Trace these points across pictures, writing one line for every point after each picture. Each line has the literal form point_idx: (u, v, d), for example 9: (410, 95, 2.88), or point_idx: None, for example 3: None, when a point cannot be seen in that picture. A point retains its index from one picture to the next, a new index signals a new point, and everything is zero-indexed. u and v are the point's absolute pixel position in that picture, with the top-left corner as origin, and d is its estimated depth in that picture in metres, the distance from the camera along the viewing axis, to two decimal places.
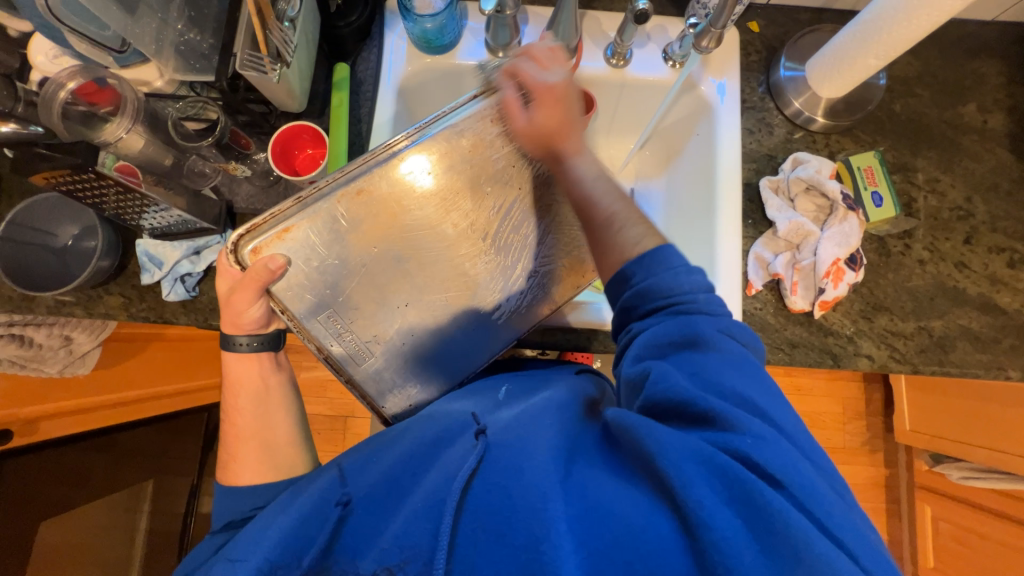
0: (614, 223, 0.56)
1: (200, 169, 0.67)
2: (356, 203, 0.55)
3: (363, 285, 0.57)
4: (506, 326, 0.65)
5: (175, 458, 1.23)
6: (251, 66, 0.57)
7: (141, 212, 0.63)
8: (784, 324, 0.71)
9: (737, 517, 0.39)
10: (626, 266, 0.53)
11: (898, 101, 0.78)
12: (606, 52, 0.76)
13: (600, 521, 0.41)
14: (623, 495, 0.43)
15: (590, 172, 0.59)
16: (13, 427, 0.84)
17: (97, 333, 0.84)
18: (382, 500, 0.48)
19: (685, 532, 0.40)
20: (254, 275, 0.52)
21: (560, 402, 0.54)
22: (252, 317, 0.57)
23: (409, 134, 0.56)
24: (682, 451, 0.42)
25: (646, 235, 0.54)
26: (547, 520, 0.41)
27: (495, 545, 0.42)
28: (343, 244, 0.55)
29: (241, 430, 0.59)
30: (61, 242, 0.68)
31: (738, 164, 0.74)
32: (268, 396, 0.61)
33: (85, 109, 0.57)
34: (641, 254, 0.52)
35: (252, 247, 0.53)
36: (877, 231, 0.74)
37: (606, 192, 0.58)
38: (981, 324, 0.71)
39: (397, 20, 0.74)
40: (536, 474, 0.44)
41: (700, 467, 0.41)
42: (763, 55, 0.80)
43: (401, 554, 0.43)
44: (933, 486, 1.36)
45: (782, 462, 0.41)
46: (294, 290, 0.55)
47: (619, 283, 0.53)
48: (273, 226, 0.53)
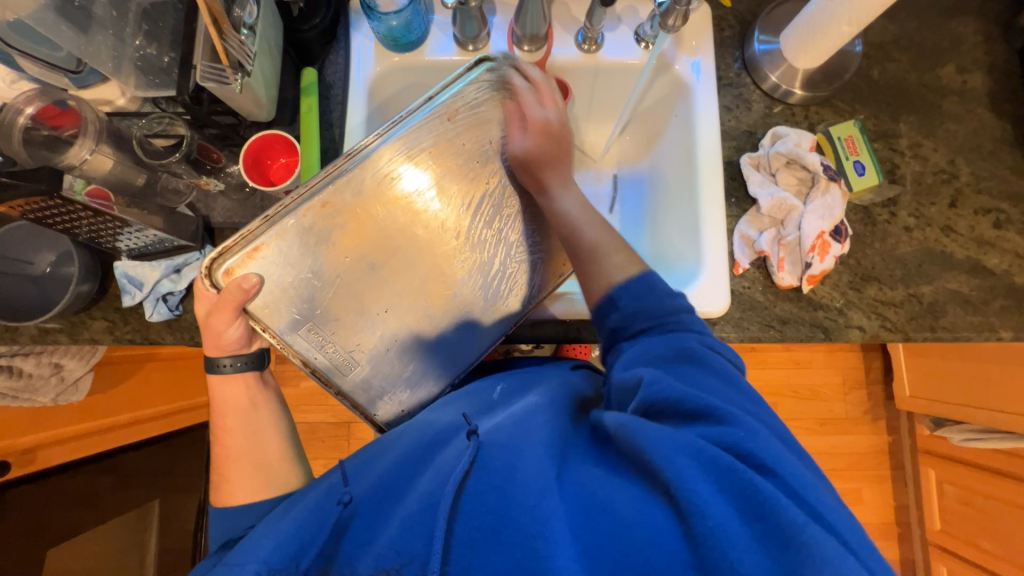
0: (597, 250, 0.59)
1: (174, 186, 0.65)
2: (323, 216, 0.54)
3: (341, 295, 0.57)
4: (490, 327, 0.63)
5: (181, 476, 1.23)
6: (212, 78, 0.56)
7: (117, 234, 0.62)
8: (773, 301, 0.70)
9: (731, 507, 0.39)
10: (610, 293, 0.57)
11: (876, 67, 0.77)
12: (577, 38, 0.75)
13: (596, 518, 0.41)
14: (618, 491, 0.43)
15: (578, 204, 0.62)
16: (11, 458, 0.85)
17: (87, 358, 0.84)
18: (379, 504, 0.47)
19: (679, 521, 0.39)
20: (227, 296, 0.52)
21: (552, 399, 0.55)
22: (232, 337, 0.57)
23: (378, 134, 0.56)
24: (673, 444, 0.42)
25: (628, 263, 0.58)
26: (542, 516, 0.41)
27: (490, 547, 0.41)
28: (316, 257, 0.55)
29: (231, 450, 0.59)
30: (39, 270, 0.67)
31: (717, 144, 0.73)
32: (257, 413, 0.61)
33: (48, 133, 0.56)
34: (630, 278, 0.57)
35: (224, 268, 0.52)
36: (860, 201, 0.73)
37: (587, 222, 0.61)
38: (970, 287, 0.71)
39: (363, 19, 0.72)
40: (531, 469, 0.44)
41: (693, 458, 0.41)
42: (737, 30, 0.79)
43: (397, 558, 0.42)
44: (936, 450, 1.36)
45: (771, 456, 0.42)
46: (270, 305, 0.55)
47: (606, 308, 0.57)
48: (243, 247, 0.52)
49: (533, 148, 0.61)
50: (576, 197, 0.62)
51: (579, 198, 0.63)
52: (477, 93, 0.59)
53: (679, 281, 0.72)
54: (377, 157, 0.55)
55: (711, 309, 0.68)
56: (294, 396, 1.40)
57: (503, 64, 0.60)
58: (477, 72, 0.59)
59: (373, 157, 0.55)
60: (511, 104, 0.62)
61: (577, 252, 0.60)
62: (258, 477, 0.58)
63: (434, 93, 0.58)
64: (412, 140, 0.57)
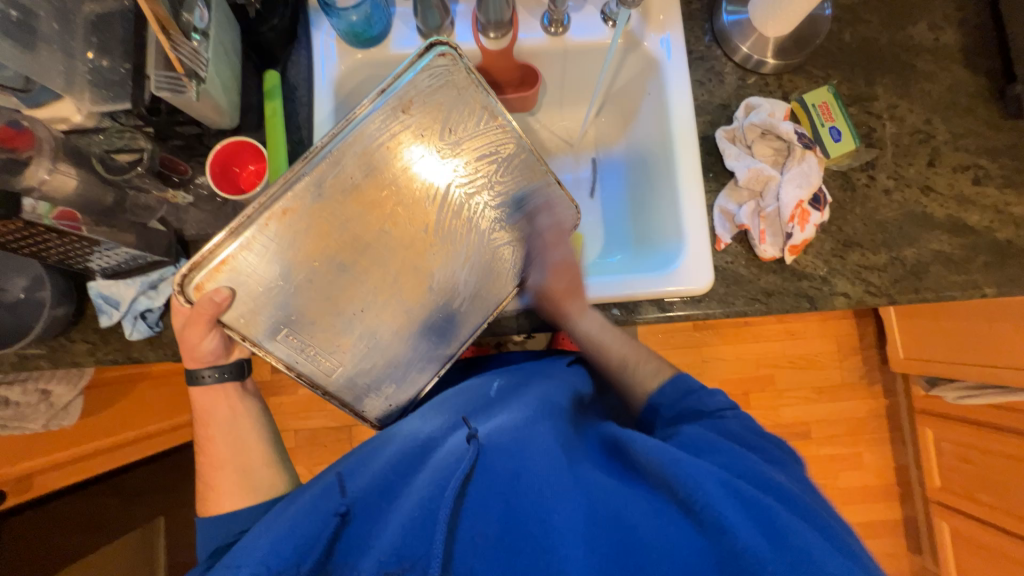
0: (626, 365, 0.65)
1: (144, 203, 0.63)
2: (285, 224, 0.55)
3: (314, 299, 0.57)
4: (473, 312, 0.63)
5: (184, 491, 1.22)
6: (167, 87, 0.55)
7: (87, 254, 0.60)
8: (757, 274, 0.70)
9: (752, 524, 0.41)
10: (651, 398, 0.63)
11: (847, 30, 0.76)
12: (543, 21, 0.73)
13: (611, 530, 0.43)
14: (630, 501, 0.45)
15: (598, 325, 0.66)
16: (7, 488, 0.87)
17: (76, 382, 0.83)
18: (377, 503, 0.47)
19: (702, 534, 0.41)
20: (200, 310, 0.53)
21: (551, 403, 0.56)
22: (208, 348, 0.58)
23: (372, 99, 0.56)
24: (700, 470, 0.44)
25: (659, 368, 0.65)
26: (553, 528, 0.42)
27: (495, 553, 0.42)
28: (284, 263, 0.55)
29: (214, 458, 0.59)
30: (12, 296, 0.65)
31: (691, 119, 0.72)
32: (237, 422, 0.61)
33: (6, 155, 0.52)
34: (663, 383, 0.62)
35: (195, 283, 0.53)
36: (838, 166, 0.73)
37: (611, 341, 0.66)
38: (953, 247, 0.71)
39: (323, 17, 0.71)
40: (538, 480, 0.45)
41: (721, 486, 0.44)
42: (704, 2, 0.78)
43: (400, 562, 0.41)
44: (931, 410, 1.37)
45: (789, 499, 0.46)
46: (245, 315, 0.55)
47: (651, 416, 0.63)
48: (211, 261, 0.53)
49: (550, 285, 0.65)
50: (596, 318, 0.66)
51: (599, 318, 0.67)
52: (429, 79, 0.57)
53: (662, 261, 0.72)
54: (346, 145, 0.56)
55: (697, 285, 0.68)
56: (293, 404, 1.40)
57: (459, 54, 0.56)
58: (427, 58, 0.56)
59: (329, 154, 0.55)
60: (468, 89, 0.59)
61: (608, 365, 0.66)
62: (250, 486, 0.58)
63: (403, 71, 0.56)
64: (365, 134, 0.56)
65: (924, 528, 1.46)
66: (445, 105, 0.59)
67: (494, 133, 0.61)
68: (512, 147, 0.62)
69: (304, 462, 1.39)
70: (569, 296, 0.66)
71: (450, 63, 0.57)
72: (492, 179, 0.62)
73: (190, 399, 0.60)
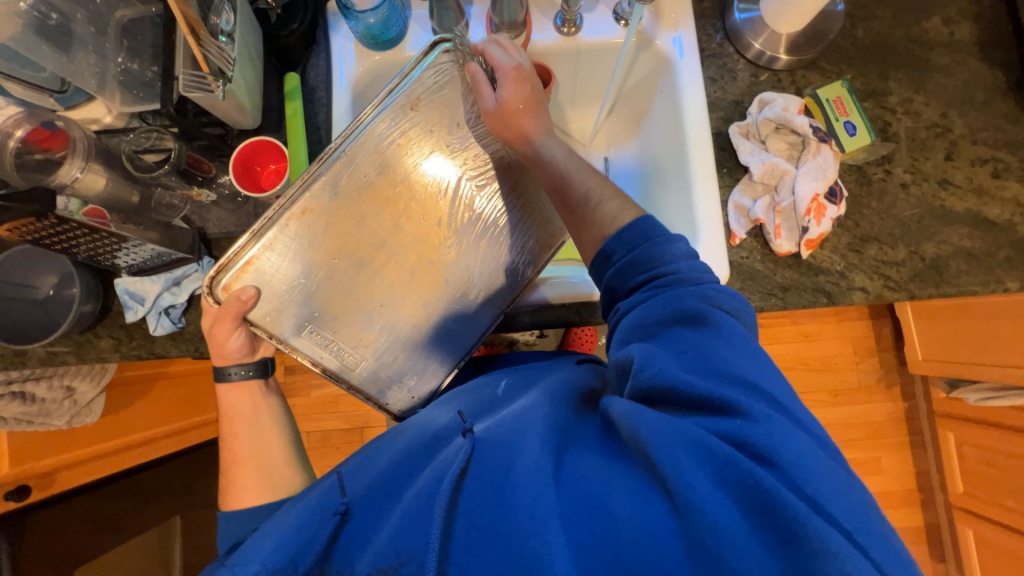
0: (589, 201, 0.57)
1: (168, 201, 0.66)
2: (304, 223, 0.56)
3: (336, 297, 0.58)
4: (486, 305, 0.63)
5: (200, 492, 1.23)
6: (195, 87, 0.56)
7: (115, 251, 0.62)
8: (773, 269, 0.70)
9: (727, 500, 0.37)
10: (605, 243, 0.54)
11: (860, 26, 0.76)
12: (556, 21, 0.74)
13: (591, 515, 0.40)
14: (614, 482, 0.41)
15: (564, 153, 0.60)
16: (30, 483, 0.85)
17: (98, 379, 0.85)
18: (381, 501, 0.46)
19: (674, 514, 0.38)
20: (227, 309, 0.54)
21: (553, 393, 0.52)
22: (234, 347, 0.59)
23: (371, 108, 0.57)
24: (674, 440, 0.39)
25: (623, 209, 0.55)
26: (537, 515, 0.40)
27: (483, 546, 0.40)
28: (305, 261, 0.56)
29: (238, 454, 0.59)
30: (42, 293, 0.67)
31: (705, 115, 0.73)
32: (259, 420, 0.61)
33: (40, 156, 0.58)
34: (623, 226, 0.53)
35: (223, 284, 0.54)
36: (854, 160, 0.72)
37: (575, 171, 0.59)
38: (972, 241, 0.70)
39: (341, 21, 0.73)
40: (528, 469, 0.43)
41: (691, 450, 0.39)
42: (716, 0, 0.78)
43: (395, 557, 0.42)
44: (952, 412, 1.34)
45: (793, 461, 0.38)
46: (271, 313, 0.56)
47: (601, 263, 0.54)
48: (237, 263, 0.55)
49: (507, 98, 0.58)
50: (562, 146, 0.60)
51: (565, 147, 0.61)
52: (436, 78, 0.59)
53: None
54: (366, 134, 0.57)
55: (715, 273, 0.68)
56: (306, 406, 1.41)
57: (463, 49, 0.60)
58: (432, 57, 0.58)
59: (344, 153, 0.57)
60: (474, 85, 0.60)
61: (569, 200, 0.58)
62: (271, 482, 0.58)
63: (411, 69, 0.58)
64: (378, 133, 0.58)
65: (948, 535, 1.42)
66: (455, 102, 0.61)
67: None
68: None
69: (316, 465, 1.40)
70: (527, 115, 0.60)
71: (460, 57, 0.60)
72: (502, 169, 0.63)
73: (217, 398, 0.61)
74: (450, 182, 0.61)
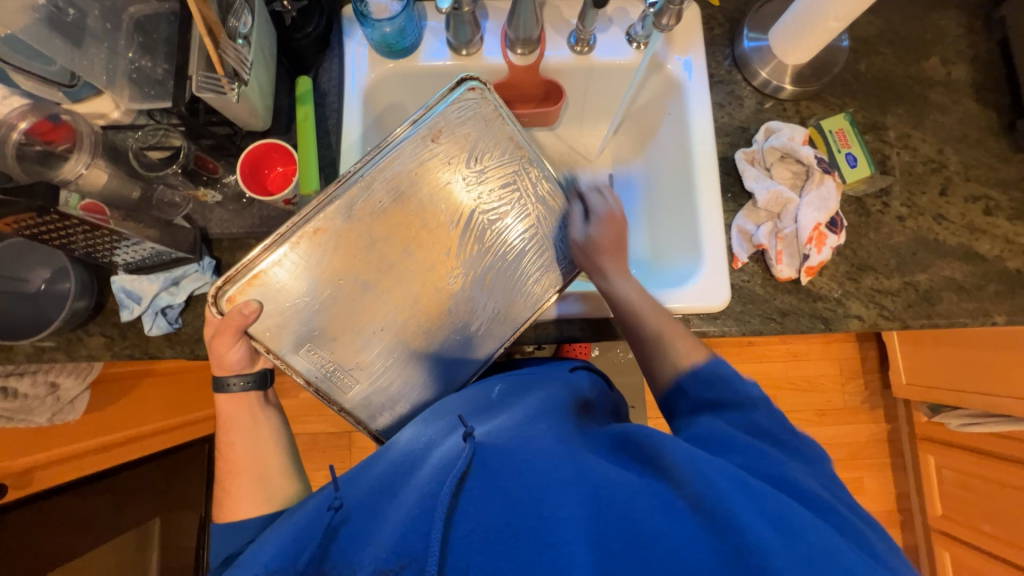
0: (659, 343, 0.58)
1: (169, 199, 0.64)
2: (315, 243, 0.57)
3: (338, 317, 0.58)
4: (487, 337, 0.62)
5: (181, 494, 1.20)
6: (209, 88, 0.56)
7: (113, 247, 0.61)
8: (773, 293, 0.71)
9: (766, 522, 0.38)
10: (680, 378, 0.55)
11: (862, 61, 0.78)
12: (570, 40, 0.75)
13: (615, 524, 0.39)
14: (639, 496, 0.41)
15: (637, 291, 0.61)
16: (8, 480, 0.84)
17: (84, 376, 0.82)
18: (375, 501, 0.44)
19: (712, 532, 0.38)
20: (229, 321, 0.54)
21: (553, 403, 0.54)
22: (234, 359, 0.58)
23: (407, 125, 0.59)
24: (708, 463, 0.41)
25: (692, 351, 0.56)
26: (563, 525, 0.38)
27: (495, 548, 0.38)
28: (313, 279, 0.57)
29: (235, 463, 0.58)
30: (33, 287, 0.65)
31: (711, 141, 0.74)
32: (258, 431, 0.60)
33: (42, 148, 0.56)
34: (699, 365, 0.54)
35: (228, 296, 0.55)
36: (854, 191, 0.74)
37: (652, 313, 0.59)
38: (964, 274, 0.72)
39: (356, 27, 0.73)
40: (553, 480, 0.42)
41: (730, 478, 0.41)
42: (725, 28, 0.80)
43: (397, 559, 0.39)
44: (933, 436, 1.38)
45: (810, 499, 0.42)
46: (272, 328, 0.56)
47: (675, 397, 0.55)
48: (244, 275, 0.55)
49: (598, 235, 0.62)
50: (635, 284, 0.61)
51: (639, 285, 0.61)
52: (459, 111, 0.60)
53: (679, 277, 0.73)
54: (399, 145, 0.59)
55: (716, 301, 0.69)
56: (295, 408, 1.39)
57: (488, 88, 0.60)
58: (458, 92, 0.60)
59: (363, 177, 0.57)
60: (494, 121, 0.62)
61: (638, 337, 0.59)
62: (267, 492, 0.57)
63: (435, 102, 0.59)
64: (397, 159, 0.59)
65: (925, 557, 1.45)
66: (473, 135, 0.61)
67: (516, 162, 0.63)
68: (538, 184, 0.64)
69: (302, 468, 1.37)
70: (613, 253, 0.62)
71: (482, 94, 0.60)
72: (517, 206, 0.64)
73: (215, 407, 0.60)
74: (456, 223, 0.62)
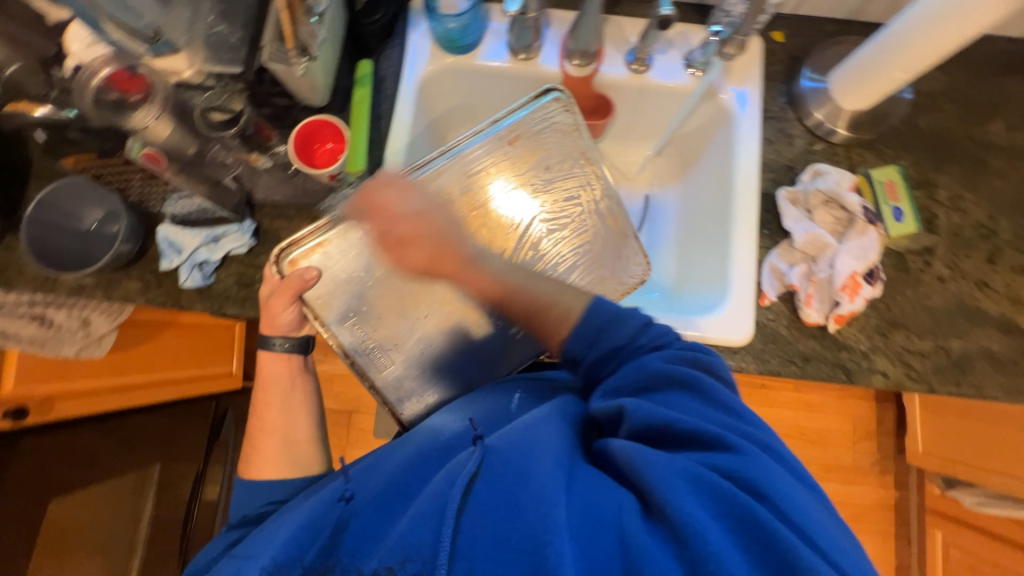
0: (535, 309, 0.55)
1: (222, 159, 0.66)
2: None
3: (387, 296, 0.63)
4: (525, 343, 0.64)
5: (182, 445, 1.23)
6: (278, 60, 0.59)
7: (164, 196, 0.70)
8: (796, 336, 0.70)
9: (732, 541, 0.37)
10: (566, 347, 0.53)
11: (922, 116, 0.77)
12: (627, 58, 0.76)
13: (603, 532, 0.39)
14: (621, 501, 0.41)
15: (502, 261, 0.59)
16: (27, 405, 0.85)
17: (115, 316, 0.85)
18: (389, 506, 0.44)
19: (676, 543, 0.37)
20: (289, 283, 0.57)
21: (565, 410, 0.52)
22: (285, 320, 0.60)
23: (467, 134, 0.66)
24: (677, 472, 0.40)
25: (569, 299, 0.54)
26: (552, 524, 0.38)
27: (494, 548, 0.38)
28: (368, 256, 0.63)
29: (265, 424, 0.60)
30: (86, 226, 0.69)
31: (756, 174, 0.73)
32: (293, 394, 0.62)
33: (116, 96, 0.60)
34: (573, 326, 0.52)
35: (290, 259, 0.60)
36: (896, 246, 0.73)
37: (526, 279, 0.57)
38: (1001, 346, 0.70)
39: (422, 20, 0.75)
40: (543, 479, 0.41)
41: (694, 485, 0.39)
42: (786, 65, 0.79)
43: (402, 553, 0.39)
44: (945, 512, 1.32)
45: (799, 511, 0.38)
46: (323, 296, 0.61)
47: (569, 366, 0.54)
48: (309, 241, 0.61)
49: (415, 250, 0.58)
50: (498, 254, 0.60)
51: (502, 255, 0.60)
52: (540, 119, 0.67)
53: (706, 304, 0.73)
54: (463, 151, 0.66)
55: (738, 333, 0.67)
56: None
57: (571, 103, 0.67)
58: (543, 100, 0.67)
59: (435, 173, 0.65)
60: (571, 134, 0.68)
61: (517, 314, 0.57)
62: (270, 453, 0.58)
63: (517, 108, 0.66)
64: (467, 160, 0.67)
65: None
66: (547, 144, 0.68)
67: (583, 178, 0.69)
68: (599, 201, 0.69)
69: None
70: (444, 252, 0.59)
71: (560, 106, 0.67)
72: (575, 221, 0.68)
73: (257, 363, 0.62)
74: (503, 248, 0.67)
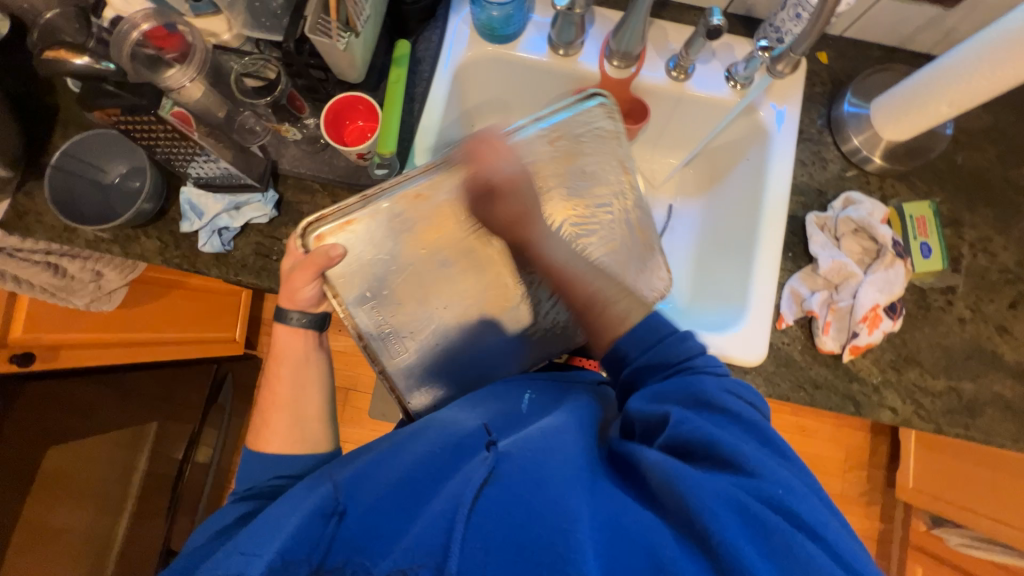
0: (597, 300, 0.58)
1: (251, 126, 0.65)
2: (409, 208, 0.62)
3: (409, 282, 0.64)
4: (537, 345, 0.66)
5: (180, 405, 1.23)
6: (320, 31, 0.58)
7: (189, 159, 0.64)
8: (810, 362, 0.69)
9: (771, 567, 0.37)
10: (619, 342, 0.55)
11: (961, 153, 0.76)
12: (668, 64, 0.75)
13: (631, 550, 0.38)
14: (647, 521, 0.41)
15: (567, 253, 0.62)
16: (35, 351, 0.85)
17: (127, 272, 0.82)
18: (400, 505, 0.43)
19: (713, 568, 0.37)
20: (313, 258, 0.56)
21: (580, 418, 0.52)
22: (306, 295, 0.58)
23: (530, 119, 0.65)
24: (712, 496, 0.40)
25: (633, 307, 0.57)
26: (577, 539, 0.38)
27: (513, 555, 0.38)
28: (395, 243, 0.63)
29: (277, 396, 0.59)
30: (110, 178, 0.70)
31: (786, 197, 0.73)
32: (307, 367, 0.61)
33: (152, 53, 0.58)
34: (635, 325, 0.54)
35: (317, 233, 0.58)
36: (920, 282, 0.72)
37: (581, 273, 0.60)
38: (1014, 394, 0.69)
39: (464, 5, 0.74)
40: (565, 492, 0.41)
41: (732, 511, 0.39)
42: (828, 87, 0.78)
43: (419, 557, 0.38)
44: (928, 549, 1.32)
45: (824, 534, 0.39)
46: (346, 277, 0.60)
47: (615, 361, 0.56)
48: (337, 218, 0.59)
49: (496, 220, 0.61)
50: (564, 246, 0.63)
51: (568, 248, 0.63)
52: (582, 123, 0.66)
53: (721, 321, 0.72)
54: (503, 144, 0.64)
55: (751, 354, 0.67)
56: None
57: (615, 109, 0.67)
58: (587, 103, 0.66)
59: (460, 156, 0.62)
60: (611, 141, 0.68)
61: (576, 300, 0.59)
62: (274, 427, 0.58)
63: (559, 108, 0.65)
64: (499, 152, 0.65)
65: None
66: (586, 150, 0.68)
67: (618, 187, 0.69)
68: (630, 210, 0.69)
69: None
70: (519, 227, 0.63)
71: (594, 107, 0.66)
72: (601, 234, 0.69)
73: (272, 335, 0.60)
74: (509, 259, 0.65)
